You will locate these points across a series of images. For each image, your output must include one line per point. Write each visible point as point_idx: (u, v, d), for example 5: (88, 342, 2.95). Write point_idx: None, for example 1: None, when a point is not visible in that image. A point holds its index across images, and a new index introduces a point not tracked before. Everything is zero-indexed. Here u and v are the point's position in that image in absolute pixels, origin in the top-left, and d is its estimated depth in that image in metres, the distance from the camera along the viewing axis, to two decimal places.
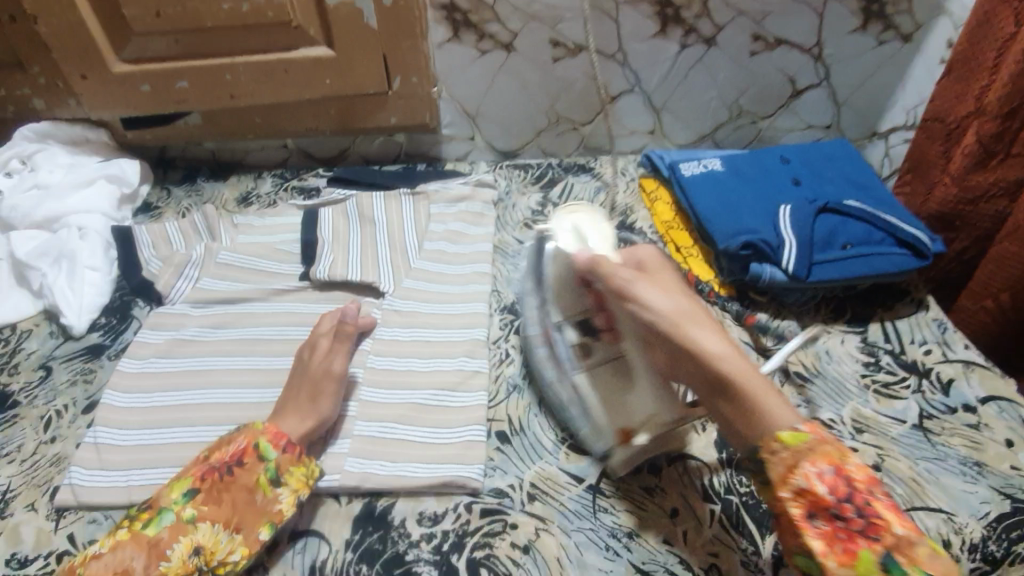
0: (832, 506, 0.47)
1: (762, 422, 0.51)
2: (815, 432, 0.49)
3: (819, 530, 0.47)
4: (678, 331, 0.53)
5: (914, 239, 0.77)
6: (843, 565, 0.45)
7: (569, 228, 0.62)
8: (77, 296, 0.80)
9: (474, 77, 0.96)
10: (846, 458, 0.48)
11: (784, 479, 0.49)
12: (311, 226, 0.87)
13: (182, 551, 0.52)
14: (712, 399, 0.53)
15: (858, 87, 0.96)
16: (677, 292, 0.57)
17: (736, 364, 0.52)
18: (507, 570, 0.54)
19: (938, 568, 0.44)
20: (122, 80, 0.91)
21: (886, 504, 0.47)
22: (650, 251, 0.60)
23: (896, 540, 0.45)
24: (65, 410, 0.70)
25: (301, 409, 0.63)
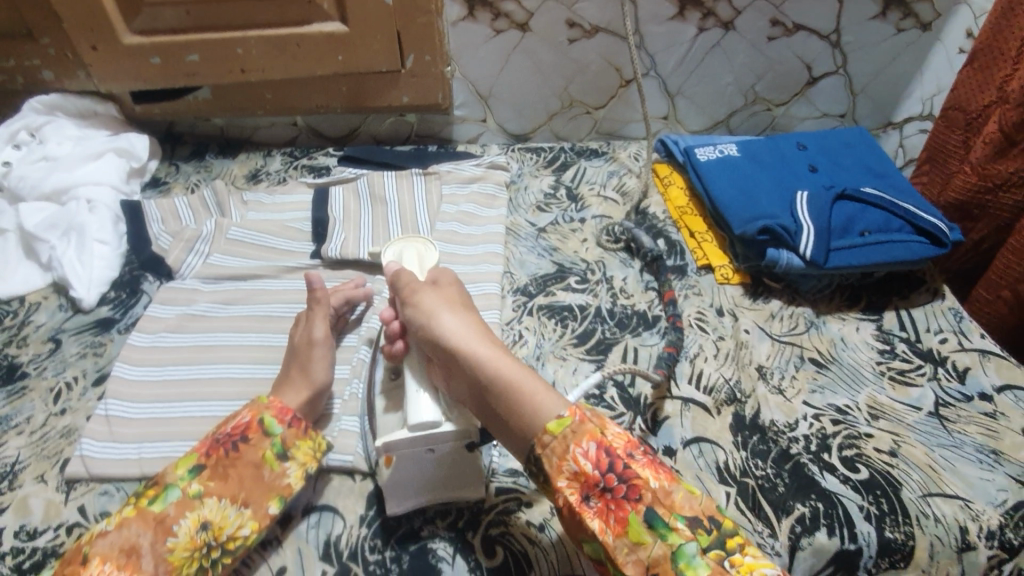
0: (599, 481, 0.48)
1: (533, 417, 0.51)
2: (576, 413, 0.50)
3: (595, 509, 0.48)
4: (457, 339, 0.56)
5: (933, 227, 0.76)
6: (619, 535, 0.46)
7: (394, 253, 0.69)
8: (87, 269, 0.79)
9: (488, 57, 0.94)
10: (605, 429, 0.50)
11: (559, 468, 0.49)
12: (322, 204, 0.86)
13: (189, 527, 0.50)
14: (490, 405, 0.53)
15: (876, 75, 0.94)
16: (458, 307, 0.60)
17: (508, 365, 0.54)
18: (523, 548, 0.54)
19: (694, 509, 0.47)
20: (132, 52, 0.90)
21: (642, 461, 0.49)
22: (448, 274, 0.64)
23: (654, 493, 0.47)
24: (75, 382, 0.69)
25: (295, 382, 0.61)
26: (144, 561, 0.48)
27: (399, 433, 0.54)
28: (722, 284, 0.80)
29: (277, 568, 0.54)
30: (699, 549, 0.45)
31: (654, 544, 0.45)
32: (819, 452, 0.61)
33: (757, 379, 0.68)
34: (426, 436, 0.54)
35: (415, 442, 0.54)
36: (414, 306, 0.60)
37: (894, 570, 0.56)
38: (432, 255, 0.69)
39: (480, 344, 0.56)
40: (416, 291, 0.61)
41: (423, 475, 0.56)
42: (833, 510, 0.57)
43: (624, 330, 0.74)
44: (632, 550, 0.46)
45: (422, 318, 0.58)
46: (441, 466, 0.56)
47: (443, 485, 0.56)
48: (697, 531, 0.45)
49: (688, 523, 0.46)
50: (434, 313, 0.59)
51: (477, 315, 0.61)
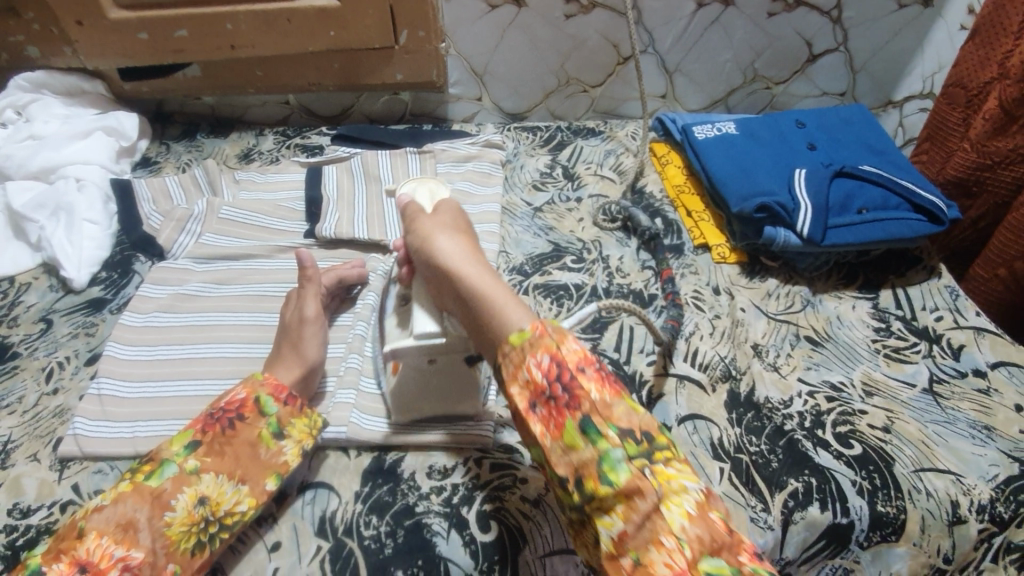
0: (546, 389, 0.46)
1: (495, 330, 0.48)
2: (536, 328, 0.47)
3: (539, 415, 0.46)
4: (447, 257, 0.51)
5: (931, 205, 0.76)
6: (556, 440, 0.46)
7: (405, 190, 0.60)
8: (77, 249, 0.78)
9: (483, 34, 0.92)
10: (563, 343, 0.46)
11: (513, 375, 0.47)
12: (315, 183, 0.85)
13: (187, 502, 0.50)
14: (465, 316, 0.51)
15: (878, 52, 0.93)
16: (457, 229, 0.55)
17: (487, 281, 0.50)
18: (517, 523, 0.54)
19: (630, 423, 0.45)
20: (119, 28, 0.88)
21: (593, 376, 0.46)
22: (450, 203, 0.58)
23: (594, 404, 0.45)
24: (67, 362, 0.69)
25: (287, 358, 0.61)
26: (141, 535, 0.49)
27: (405, 342, 0.54)
28: (719, 263, 0.79)
29: (272, 544, 0.54)
30: (626, 457, 0.44)
31: (585, 449, 0.44)
32: (813, 428, 0.61)
33: (753, 355, 0.68)
34: (426, 347, 0.54)
35: (417, 351, 0.54)
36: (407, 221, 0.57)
37: (885, 543, 0.56)
38: (446, 193, 0.61)
39: (462, 256, 0.52)
40: (413, 216, 0.57)
41: (428, 382, 0.59)
42: (826, 485, 0.57)
43: (619, 307, 0.74)
44: (565, 453, 0.45)
45: (412, 233, 0.55)
46: (441, 375, 0.59)
47: (443, 396, 0.60)
48: (626, 440, 0.44)
49: (619, 432, 0.44)
50: (423, 227, 0.55)
51: (476, 238, 0.56)
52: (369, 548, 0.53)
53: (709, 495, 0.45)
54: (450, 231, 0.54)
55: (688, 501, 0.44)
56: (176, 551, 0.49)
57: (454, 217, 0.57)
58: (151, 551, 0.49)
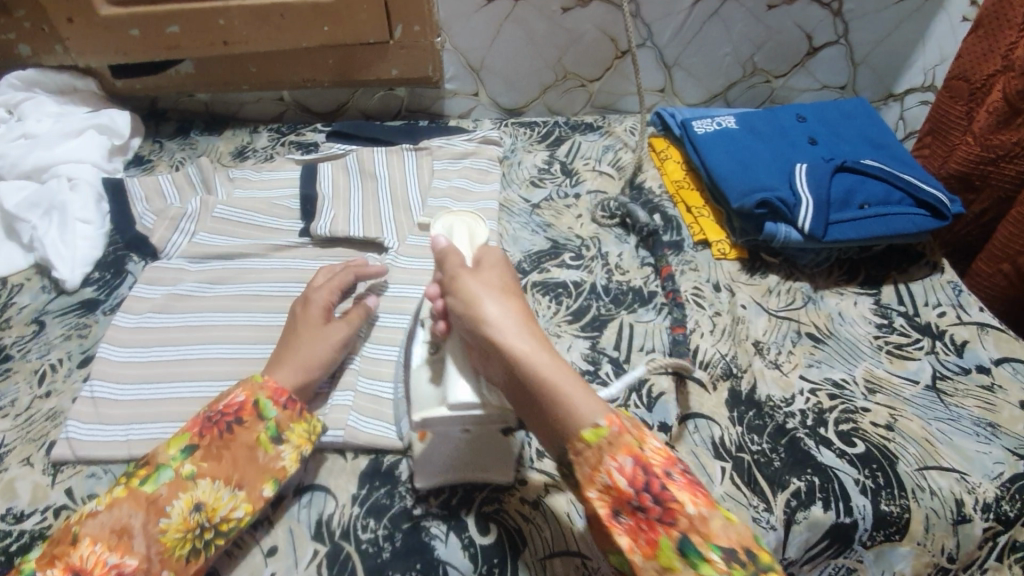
0: (632, 498, 0.44)
1: (563, 423, 0.47)
2: (613, 424, 0.46)
3: (625, 525, 0.44)
4: (502, 334, 0.49)
5: (934, 199, 0.75)
6: (648, 557, 0.43)
7: (441, 228, 0.63)
8: (69, 249, 0.77)
9: (478, 28, 0.91)
10: (643, 443, 0.46)
11: (591, 478, 0.46)
12: (310, 180, 0.84)
13: (182, 508, 0.50)
14: (523, 397, 0.49)
15: (879, 44, 0.92)
16: (507, 294, 0.53)
17: (550, 365, 0.49)
18: (516, 524, 0.54)
19: (729, 539, 0.43)
20: (110, 24, 0.87)
21: (681, 482, 0.45)
22: (493, 255, 0.58)
23: (690, 519, 0.43)
24: (60, 364, 0.68)
25: (313, 354, 0.61)
26: (136, 541, 0.48)
27: (436, 411, 0.52)
28: (719, 259, 0.78)
29: (268, 548, 0.53)
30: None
31: (683, 572, 0.42)
32: (815, 427, 0.61)
33: (754, 354, 0.68)
34: (463, 417, 0.52)
35: (451, 421, 0.52)
36: (452, 282, 0.54)
37: (888, 543, 0.56)
38: (484, 234, 0.63)
39: (520, 332, 0.50)
40: (456, 274, 0.54)
41: (458, 450, 0.55)
42: (829, 484, 0.56)
43: (619, 306, 0.73)
44: (659, 574, 0.43)
45: (459, 299, 0.53)
46: (474, 445, 0.55)
47: (470, 464, 0.56)
48: (732, 563, 0.42)
49: (723, 554, 0.42)
50: (473, 293, 0.52)
51: (524, 302, 0.54)
52: (366, 551, 0.52)
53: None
54: (503, 299, 0.53)
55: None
56: (170, 557, 0.48)
57: (499, 278, 0.55)
58: (146, 557, 0.48)
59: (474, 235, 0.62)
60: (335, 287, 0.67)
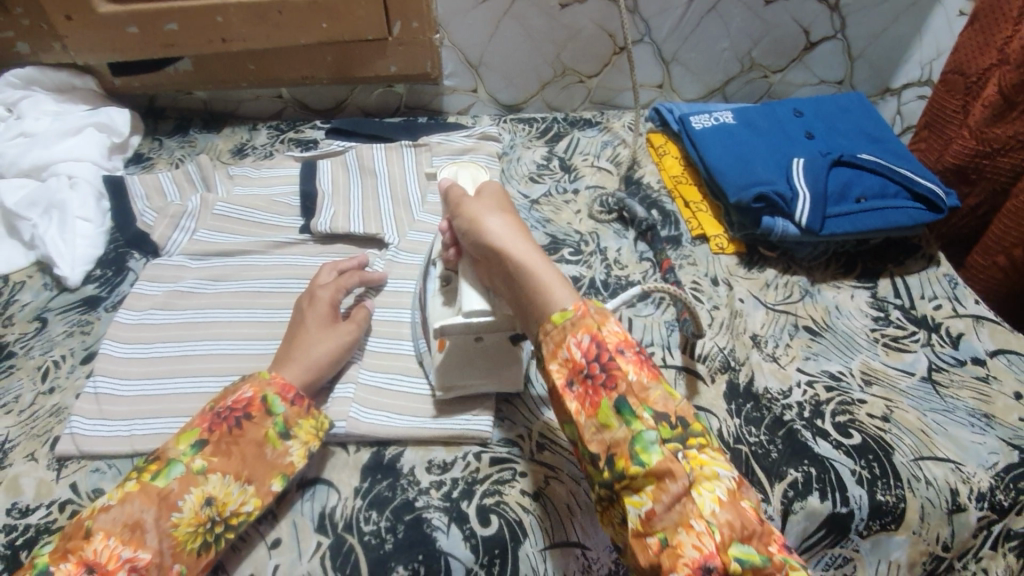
0: (584, 368, 0.46)
1: (540, 308, 0.49)
2: (579, 308, 0.47)
3: (576, 393, 0.46)
4: (497, 236, 0.52)
5: (930, 193, 0.75)
6: (590, 417, 0.45)
7: (445, 172, 0.66)
8: (70, 247, 0.78)
9: (477, 25, 0.91)
10: (604, 325, 0.47)
11: (552, 353, 0.48)
12: (310, 177, 0.85)
13: (193, 503, 0.50)
14: (510, 291, 0.52)
15: (875, 39, 0.92)
16: (505, 211, 0.56)
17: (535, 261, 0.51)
18: (517, 517, 0.54)
19: (666, 407, 0.45)
20: (108, 22, 0.87)
21: (631, 358, 0.46)
22: (492, 186, 0.60)
23: (630, 385, 0.45)
24: (63, 361, 0.68)
25: (322, 351, 0.61)
26: (148, 536, 0.48)
27: (453, 319, 0.55)
28: (717, 254, 0.79)
29: (272, 541, 0.54)
30: (660, 439, 0.43)
31: (618, 429, 0.44)
32: (812, 418, 0.61)
33: (751, 346, 0.68)
34: (476, 324, 0.55)
35: (465, 329, 0.55)
36: (456, 202, 0.58)
37: (885, 532, 0.56)
38: (485, 177, 0.65)
39: (511, 235, 0.53)
40: (458, 201, 0.58)
41: (472, 357, 0.60)
42: (826, 474, 0.57)
43: (618, 299, 0.73)
44: (598, 431, 0.45)
45: (461, 216, 0.56)
46: (485, 355, 0.60)
47: (482, 375, 0.61)
48: (661, 424, 0.44)
49: (655, 416, 0.44)
50: (472, 209, 0.56)
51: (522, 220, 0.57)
52: (368, 543, 0.53)
53: (740, 484, 0.45)
54: (499, 213, 0.56)
55: (721, 487, 0.43)
56: (182, 551, 0.49)
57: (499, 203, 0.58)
58: (158, 552, 0.48)
59: (478, 181, 0.64)
60: (342, 286, 0.68)
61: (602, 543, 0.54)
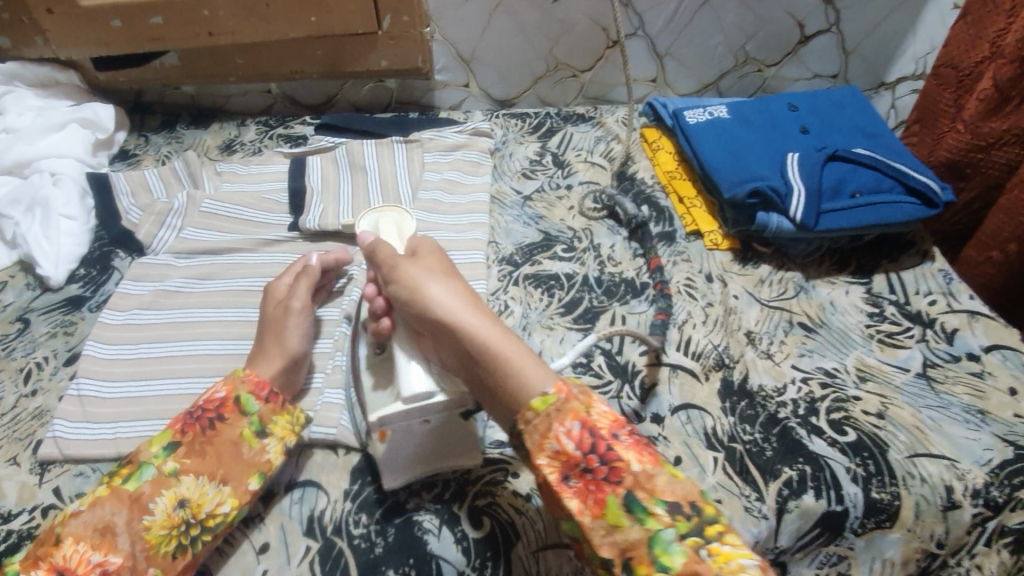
0: (580, 461, 0.46)
1: (513, 393, 0.49)
2: (561, 391, 0.48)
3: (574, 489, 0.46)
4: (450, 311, 0.52)
5: (925, 187, 0.75)
6: (596, 517, 0.45)
7: (367, 224, 0.66)
8: (53, 246, 0.76)
9: (468, 18, 0.90)
10: (590, 408, 0.48)
11: (540, 446, 0.47)
12: (299, 173, 0.83)
13: (166, 505, 0.49)
14: (473, 372, 0.51)
15: (870, 33, 0.91)
16: (447, 276, 0.57)
17: (492, 333, 0.52)
18: (510, 518, 0.53)
19: (675, 494, 0.45)
20: (92, 15, 0.85)
21: (627, 442, 0.46)
22: (428, 243, 0.61)
23: (635, 476, 0.45)
24: (46, 362, 0.67)
25: (270, 352, 0.59)
26: (119, 539, 0.47)
27: (392, 407, 0.52)
28: (712, 250, 0.78)
29: (260, 545, 0.53)
30: (677, 535, 0.43)
31: (631, 528, 0.44)
32: (807, 416, 0.61)
33: (746, 344, 0.68)
34: (420, 408, 0.52)
35: (409, 414, 0.52)
36: (394, 271, 0.57)
37: (879, 530, 0.56)
38: (412, 225, 0.66)
39: (463, 308, 0.53)
40: (394, 264, 0.57)
41: (420, 445, 0.54)
42: (820, 473, 0.57)
43: (611, 298, 0.73)
44: (608, 533, 0.44)
45: (402, 286, 0.55)
46: (435, 437, 0.54)
47: (433, 456, 0.55)
48: (676, 518, 0.44)
49: (667, 509, 0.44)
50: (411, 278, 0.56)
51: (465, 282, 0.58)
52: (358, 547, 0.52)
53: (767, 571, 0.43)
54: (444, 280, 0.56)
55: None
56: (156, 554, 0.48)
57: (438, 262, 0.59)
58: (130, 555, 0.47)
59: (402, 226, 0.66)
60: (297, 271, 0.67)
61: None
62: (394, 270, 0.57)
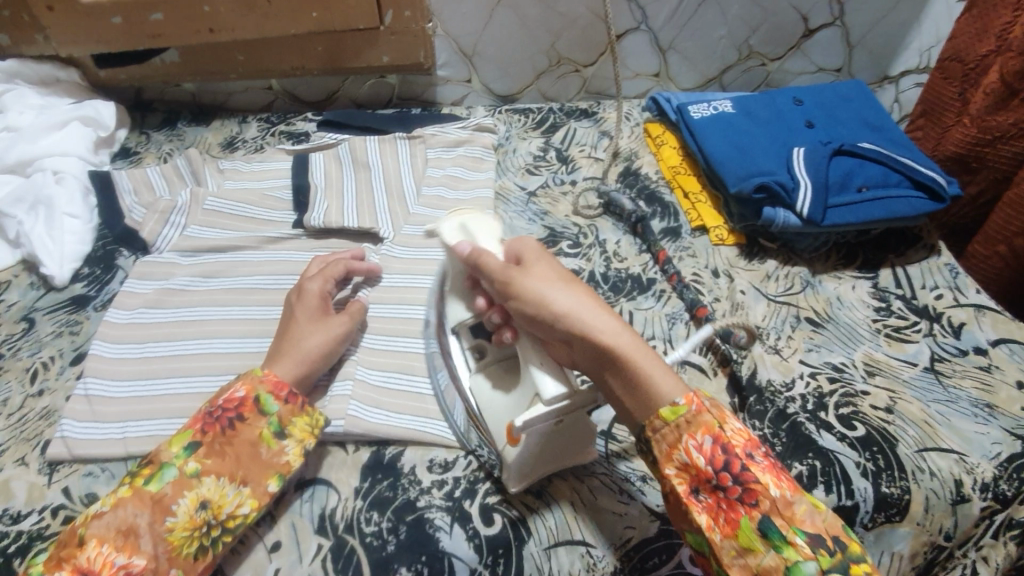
0: (712, 478, 0.44)
1: (645, 400, 0.48)
2: (692, 403, 0.46)
3: (704, 504, 0.45)
4: (577, 326, 0.48)
5: (931, 181, 0.75)
6: (727, 537, 0.43)
7: (455, 232, 0.57)
8: (57, 245, 0.76)
9: (470, 13, 0.89)
10: (725, 424, 0.45)
11: (667, 455, 0.46)
12: (302, 170, 0.83)
13: (188, 507, 0.49)
14: (608, 384, 0.49)
15: (874, 26, 0.91)
16: (565, 281, 0.52)
17: (624, 344, 0.48)
18: (520, 514, 0.53)
19: (816, 526, 0.43)
20: (91, 12, 0.85)
21: (763, 464, 0.44)
22: (529, 244, 0.55)
23: (774, 502, 0.43)
24: (52, 362, 0.67)
25: (291, 351, 0.59)
26: (142, 540, 0.47)
27: (536, 410, 0.49)
28: (717, 245, 0.78)
29: (272, 544, 0.53)
30: (819, 569, 0.41)
31: (766, 554, 0.42)
32: (816, 411, 0.61)
33: (754, 339, 0.68)
34: (561, 408, 0.49)
35: (547, 416, 0.49)
36: (508, 283, 0.52)
37: (889, 524, 0.56)
38: (500, 227, 0.58)
39: (591, 321, 0.49)
40: (507, 278, 0.52)
41: (547, 448, 0.53)
42: (831, 468, 0.57)
43: (618, 294, 0.72)
44: (739, 554, 0.43)
45: (519, 301, 0.51)
46: (562, 436, 0.53)
47: (556, 457, 0.54)
48: (818, 550, 0.41)
49: (808, 540, 0.42)
50: (528, 292, 0.50)
51: (582, 283, 0.53)
52: (370, 545, 0.52)
53: None
54: (560, 291, 0.50)
55: None
56: (178, 556, 0.48)
57: (546, 267, 0.52)
58: (153, 557, 0.47)
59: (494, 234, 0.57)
60: (330, 276, 0.67)
61: (606, 541, 0.53)
62: (509, 282, 0.52)
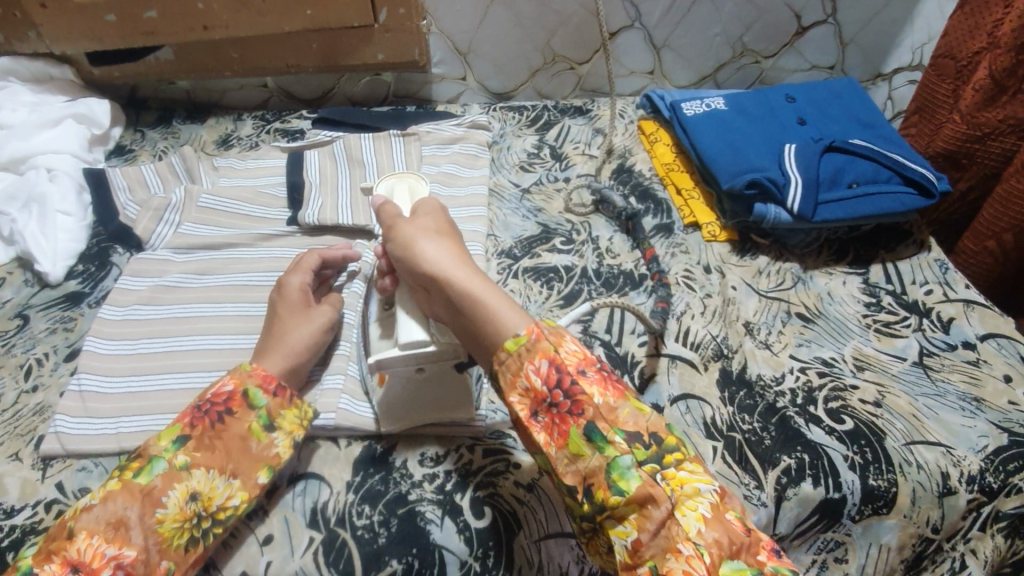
0: (546, 396, 0.47)
1: (491, 335, 0.50)
2: (532, 332, 0.48)
3: (542, 423, 0.47)
4: (437, 267, 0.52)
5: (922, 177, 0.75)
6: (561, 448, 0.46)
7: (384, 189, 0.62)
8: (50, 242, 0.76)
9: (465, 11, 0.89)
10: (560, 347, 0.48)
11: (512, 383, 0.48)
12: (297, 168, 0.83)
13: (178, 498, 0.49)
14: (458, 322, 0.52)
15: (867, 24, 0.91)
16: (440, 233, 0.56)
17: (478, 285, 0.51)
18: (511, 508, 0.54)
19: (638, 425, 0.46)
20: (85, 9, 0.85)
21: (593, 379, 0.47)
22: (428, 203, 0.59)
23: (598, 409, 0.46)
24: (46, 358, 0.67)
25: (279, 347, 0.59)
26: (133, 533, 0.47)
27: (391, 352, 0.54)
28: (709, 241, 0.78)
29: (264, 537, 0.53)
30: (636, 462, 0.44)
31: (592, 457, 0.45)
32: (805, 405, 0.61)
33: (744, 334, 0.68)
34: (415, 355, 0.53)
35: (405, 361, 0.54)
36: (390, 233, 0.56)
37: (877, 516, 0.57)
38: (425, 188, 0.62)
39: (450, 263, 0.53)
40: (392, 225, 0.57)
41: (413, 392, 0.59)
42: (819, 461, 0.57)
43: (610, 289, 0.73)
44: (572, 461, 0.45)
45: (397, 248, 0.55)
46: (432, 385, 0.58)
47: (428, 407, 0.59)
48: (636, 446, 0.45)
49: (628, 440, 0.45)
50: (404, 239, 0.55)
51: (458, 239, 0.57)
52: (362, 538, 0.53)
53: (725, 496, 0.46)
54: (430, 240, 0.55)
55: (705, 504, 0.44)
56: (169, 547, 0.48)
57: (428, 220, 0.57)
58: (144, 548, 0.47)
59: (416, 193, 0.62)
60: (307, 270, 0.66)
61: None
62: (391, 232, 0.56)
